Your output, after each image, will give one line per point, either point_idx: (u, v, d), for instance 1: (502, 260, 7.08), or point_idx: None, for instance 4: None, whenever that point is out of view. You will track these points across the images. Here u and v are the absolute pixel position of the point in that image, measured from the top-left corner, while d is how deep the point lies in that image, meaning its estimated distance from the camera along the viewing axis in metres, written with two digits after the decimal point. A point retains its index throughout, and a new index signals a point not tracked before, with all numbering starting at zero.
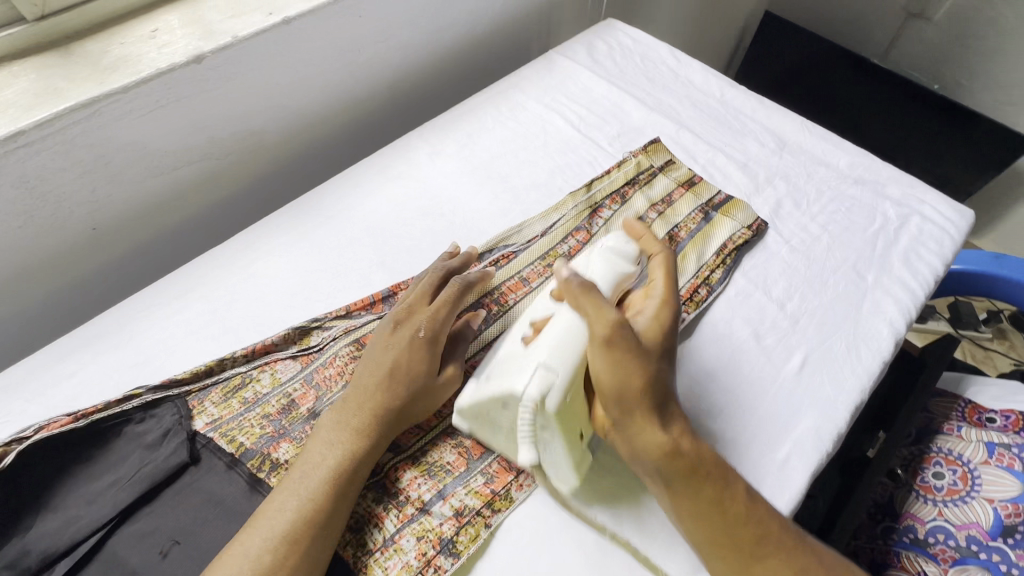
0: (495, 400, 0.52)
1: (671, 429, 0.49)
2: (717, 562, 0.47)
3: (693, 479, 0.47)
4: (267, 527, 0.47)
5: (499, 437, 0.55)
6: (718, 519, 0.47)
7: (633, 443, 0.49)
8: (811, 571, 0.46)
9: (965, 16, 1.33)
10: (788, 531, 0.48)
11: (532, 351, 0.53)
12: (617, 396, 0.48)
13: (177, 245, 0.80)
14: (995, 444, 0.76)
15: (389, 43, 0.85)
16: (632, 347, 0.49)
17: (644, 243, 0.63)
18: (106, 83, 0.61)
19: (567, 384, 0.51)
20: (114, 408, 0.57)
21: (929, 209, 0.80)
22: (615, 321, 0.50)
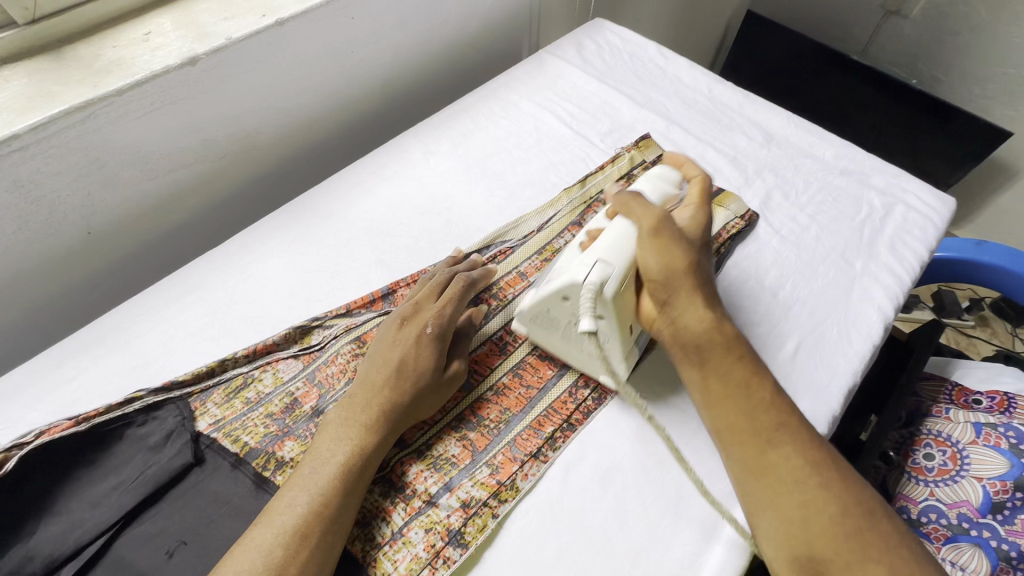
0: (556, 293, 0.58)
1: (712, 311, 0.55)
2: (735, 447, 0.50)
3: (725, 358, 0.53)
4: (277, 524, 0.47)
5: (556, 333, 0.62)
6: (740, 397, 0.51)
7: (677, 321, 0.55)
8: (821, 463, 0.48)
9: (940, 12, 1.37)
10: (805, 428, 0.50)
11: (589, 251, 0.58)
12: (665, 277, 0.55)
13: (172, 248, 0.80)
14: (982, 424, 0.78)
15: (382, 44, 0.85)
16: (676, 235, 0.57)
17: (685, 169, 0.69)
18: (100, 85, 0.61)
19: (622, 276, 0.56)
20: (115, 411, 0.57)
21: (913, 197, 0.82)
22: (662, 214, 0.58)
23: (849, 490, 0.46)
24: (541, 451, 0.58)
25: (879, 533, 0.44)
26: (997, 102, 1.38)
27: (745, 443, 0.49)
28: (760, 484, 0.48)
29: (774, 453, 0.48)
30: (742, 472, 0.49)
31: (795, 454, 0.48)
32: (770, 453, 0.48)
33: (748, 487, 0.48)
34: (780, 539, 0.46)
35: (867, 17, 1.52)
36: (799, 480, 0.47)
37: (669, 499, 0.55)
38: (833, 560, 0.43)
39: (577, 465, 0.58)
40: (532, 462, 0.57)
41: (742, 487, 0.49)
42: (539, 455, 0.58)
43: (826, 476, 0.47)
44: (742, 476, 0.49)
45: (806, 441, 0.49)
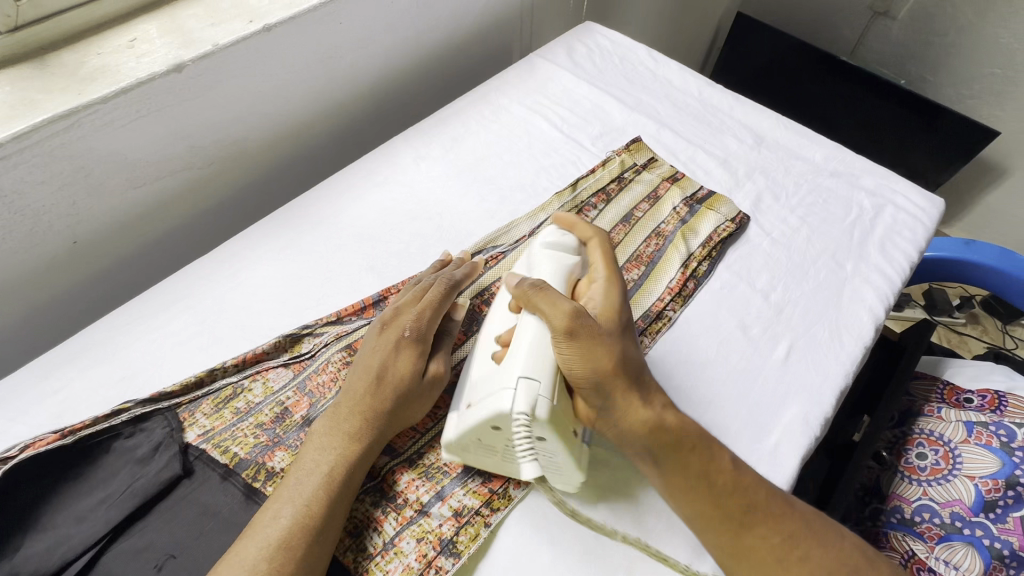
0: (484, 425, 0.51)
1: (650, 403, 0.51)
2: (710, 536, 0.49)
3: (680, 453, 0.50)
4: (263, 535, 0.47)
5: (492, 457, 0.54)
6: (707, 489, 0.49)
7: (619, 422, 0.51)
8: (796, 534, 0.48)
9: (927, 13, 1.38)
10: (774, 500, 0.50)
11: (509, 367, 0.51)
12: (596, 380, 0.50)
13: (161, 256, 0.79)
14: (973, 423, 0.78)
15: (371, 49, 0.85)
16: (593, 331, 0.51)
17: (578, 231, 0.65)
18: (85, 93, 0.60)
19: (552, 388, 0.50)
20: (102, 423, 0.56)
21: (901, 198, 0.83)
22: (575, 309, 0.52)
23: (829, 553, 0.48)
24: None
25: None
26: (984, 102, 1.39)
27: (721, 535, 0.48)
28: (746, 570, 0.48)
29: (751, 539, 0.48)
30: (725, 561, 0.49)
31: (771, 531, 0.48)
32: (747, 538, 0.48)
33: (734, 574, 0.48)
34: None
35: (855, 19, 1.54)
36: (781, 557, 0.47)
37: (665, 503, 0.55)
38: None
39: None
40: None
41: (729, 572, 0.49)
42: None
43: (805, 546, 0.48)
44: (725, 563, 0.49)
45: (779, 515, 0.49)
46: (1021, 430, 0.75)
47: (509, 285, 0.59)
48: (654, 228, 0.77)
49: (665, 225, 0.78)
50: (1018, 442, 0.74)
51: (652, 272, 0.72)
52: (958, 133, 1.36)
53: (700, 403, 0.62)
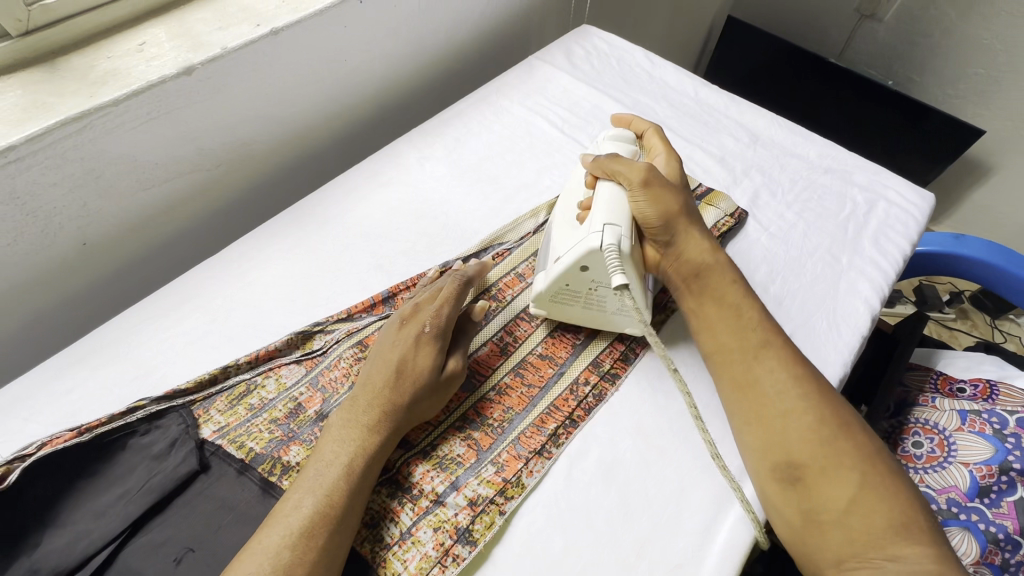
0: (575, 265, 0.61)
1: (706, 241, 0.64)
2: (723, 367, 0.58)
3: (720, 283, 0.62)
4: (284, 525, 0.47)
5: (576, 303, 0.65)
6: (733, 323, 0.59)
7: (679, 256, 0.64)
8: (806, 374, 0.55)
9: (912, 16, 1.43)
10: (792, 351, 0.57)
11: (592, 220, 0.61)
12: (663, 220, 0.63)
13: (169, 258, 0.80)
14: (967, 411, 0.81)
15: (374, 53, 0.86)
16: (662, 183, 0.64)
17: (635, 126, 0.78)
18: (96, 96, 0.61)
19: (630, 231, 0.61)
20: (117, 420, 0.56)
21: (893, 193, 0.85)
22: (647, 167, 0.64)
23: (828, 404, 0.53)
24: (545, 447, 0.59)
25: (849, 440, 0.51)
26: (969, 102, 1.43)
27: (736, 363, 0.57)
28: (747, 399, 0.55)
29: (761, 370, 0.56)
30: (731, 391, 0.57)
31: (779, 369, 0.55)
32: (757, 369, 0.56)
33: (736, 403, 0.56)
34: (762, 448, 0.53)
35: (843, 21, 1.58)
36: (778, 393, 0.54)
37: (672, 490, 0.57)
38: (811, 464, 0.50)
39: (580, 461, 0.59)
40: (536, 459, 0.58)
41: (733, 404, 0.57)
42: (543, 452, 0.59)
43: (806, 391, 0.54)
44: (731, 393, 0.57)
45: (790, 360, 0.56)
46: (1012, 417, 0.78)
47: (585, 161, 0.70)
48: None
49: None
50: (1010, 428, 0.77)
51: None
52: (944, 132, 1.40)
53: (706, 393, 0.64)
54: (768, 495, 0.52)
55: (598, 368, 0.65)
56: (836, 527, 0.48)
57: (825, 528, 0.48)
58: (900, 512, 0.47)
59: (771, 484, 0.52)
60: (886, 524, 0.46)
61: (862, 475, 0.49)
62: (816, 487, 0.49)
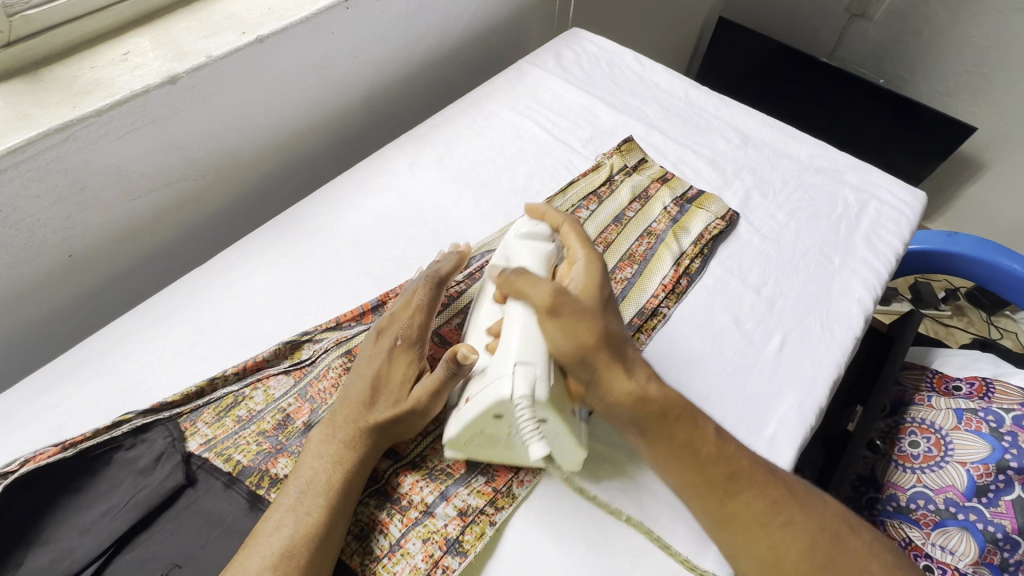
0: (485, 414, 0.51)
1: (635, 375, 0.53)
2: (695, 504, 0.52)
3: (666, 425, 0.53)
4: (266, 544, 0.47)
5: (496, 446, 0.55)
6: (693, 462, 0.52)
7: (606, 398, 0.53)
8: (781, 500, 0.51)
9: (903, 15, 1.44)
10: (758, 468, 0.53)
11: (503, 356, 0.52)
12: (579, 358, 0.52)
13: (158, 267, 0.79)
14: (963, 410, 0.81)
15: (362, 59, 0.86)
16: (574, 307, 0.53)
17: (548, 220, 0.66)
18: (80, 106, 0.61)
19: (547, 369, 0.51)
20: (103, 434, 0.56)
21: (884, 192, 0.85)
22: (555, 288, 0.54)
23: (814, 520, 0.51)
24: None
25: (844, 551, 0.50)
26: (960, 99, 1.44)
27: (708, 502, 0.52)
28: (732, 537, 0.51)
29: (736, 505, 0.51)
30: (711, 527, 0.52)
31: (753, 500, 0.51)
32: (732, 504, 0.51)
33: (719, 538, 0.52)
34: None
35: (834, 21, 1.58)
36: (762, 526, 0.50)
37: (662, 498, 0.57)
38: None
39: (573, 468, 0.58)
40: (527, 469, 0.58)
41: (715, 538, 0.52)
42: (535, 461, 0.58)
43: (788, 514, 0.51)
44: (711, 527, 0.52)
45: (761, 484, 0.52)
46: (1008, 416, 0.78)
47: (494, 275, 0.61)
48: (647, 228, 0.79)
49: (657, 225, 0.79)
50: (1006, 427, 0.77)
51: (645, 270, 0.74)
52: (934, 131, 1.41)
53: (698, 395, 0.63)
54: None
55: None
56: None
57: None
58: None
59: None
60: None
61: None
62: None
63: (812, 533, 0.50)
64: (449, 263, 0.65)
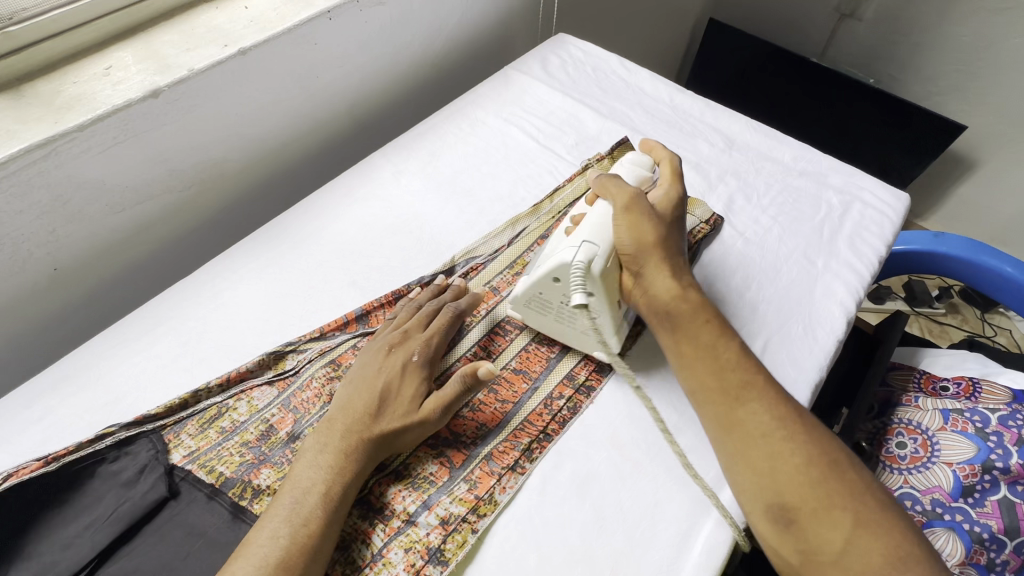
0: (546, 276, 0.61)
1: (679, 280, 0.61)
2: (707, 406, 0.56)
3: (692, 325, 0.59)
4: (259, 555, 0.47)
5: (547, 315, 0.65)
6: (710, 364, 0.57)
7: (648, 292, 0.61)
8: (788, 416, 0.53)
9: (891, 14, 1.45)
10: (771, 387, 0.55)
11: (574, 234, 0.62)
12: (636, 251, 0.61)
13: (145, 278, 0.79)
14: (949, 410, 0.82)
15: (346, 69, 0.87)
16: (646, 211, 0.62)
17: (655, 154, 0.73)
18: (61, 122, 0.61)
19: (607, 254, 0.60)
20: (86, 448, 0.56)
21: (868, 194, 0.85)
22: (636, 193, 0.63)
23: (815, 442, 0.51)
24: (519, 463, 0.59)
25: (839, 476, 0.50)
26: (950, 98, 1.45)
27: (718, 403, 0.55)
28: (733, 441, 0.53)
29: (744, 413, 0.53)
30: (716, 429, 0.54)
31: (762, 411, 0.53)
32: (740, 412, 0.53)
33: (722, 443, 0.54)
34: (752, 490, 0.51)
35: (823, 21, 1.59)
36: (763, 434, 0.52)
37: (642, 501, 0.57)
38: (802, 506, 0.49)
39: (554, 475, 0.59)
40: (509, 475, 0.58)
41: (718, 444, 0.54)
42: (517, 467, 0.59)
43: (791, 430, 0.52)
44: (716, 431, 0.54)
45: (772, 399, 0.54)
46: (994, 415, 0.79)
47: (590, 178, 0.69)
48: None
49: None
50: (991, 426, 0.78)
51: None
52: (922, 130, 1.42)
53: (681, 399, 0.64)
54: (762, 533, 0.51)
55: (573, 381, 0.65)
56: (833, 568, 0.47)
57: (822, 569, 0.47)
58: (894, 546, 0.46)
59: (766, 525, 0.50)
60: (884, 564, 0.45)
61: (855, 513, 0.48)
62: (810, 528, 0.48)
63: (810, 454, 0.51)
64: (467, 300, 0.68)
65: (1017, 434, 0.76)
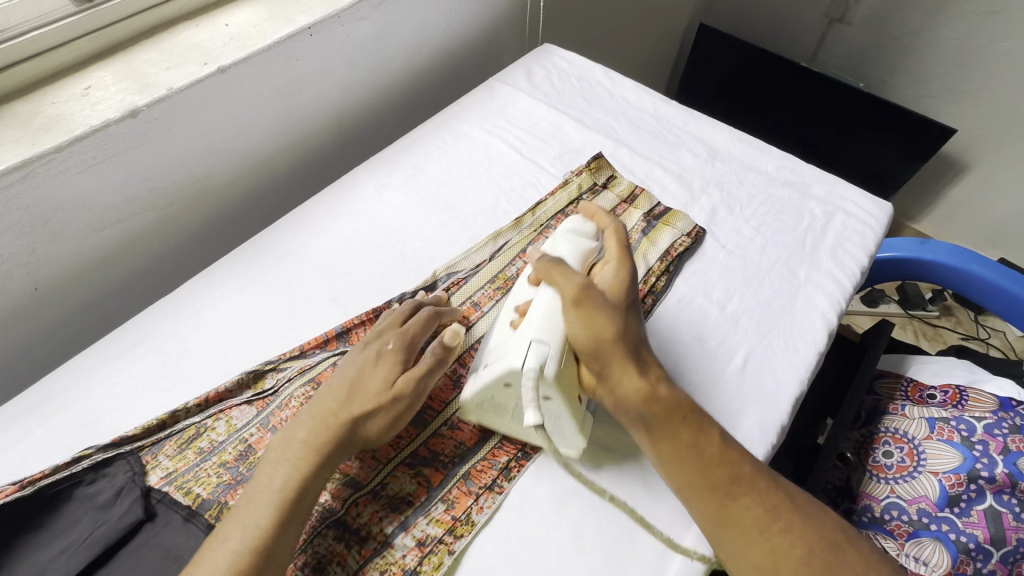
0: (497, 382, 0.56)
1: (647, 375, 0.56)
2: (697, 505, 0.53)
3: (669, 423, 0.55)
4: (212, 560, 0.47)
5: (504, 418, 0.60)
6: (695, 461, 0.53)
7: (615, 393, 0.56)
8: (779, 506, 0.52)
9: (879, 19, 1.45)
10: (759, 473, 0.53)
11: (523, 330, 0.58)
12: (595, 348, 0.56)
13: (128, 296, 0.80)
14: (935, 419, 0.81)
15: (329, 83, 0.87)
16: (597, 302, 0.57)
17: (597, 220, 0.70)
18: (38, 143, 0.61)
19: (559, 350, 0.56)
20: (63, 471, 0.56)
21: (851, 204, 0.85)
22: (583, 283, 0.58)
23: (810, 527, 0.51)
24: (496, 482, 0.59)
25: (841, 563, 0.49)
26: (940, 101, 1.46)
27: (708, 501, 0.52)
28: (730, 539, 0.51)
29: (736, 508, 0.51)
30: (711, 528, 0.52)
31: (752, 503, 0.51)
32: (731, 507, 0.52)
33: (719, 542, 0.51)
34: None
35: (812, 26, 1.59)
36: (759, 530, 0.50)
37: (619, 519, 0.57)
38: None
39: (532, 494, 0.59)
40: (487, 495, 0.58)
41: (715, 541, 0.52)
42: (494, 487, 0.59)
43: (785, 519, 0.51)
44: (711, 530, 0.52)
45: (761, 489, 0.52)
46: (979, 424, 0.79)
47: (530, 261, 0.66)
48: None
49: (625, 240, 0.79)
50: (977, 435, 0.78)
51: None
52: (912, 135, 1.42)
53: None
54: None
55: None
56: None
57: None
58: None
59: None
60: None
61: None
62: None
63: (808, 543, 0.50)
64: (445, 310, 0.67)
65: (1003, 443, 0.76)
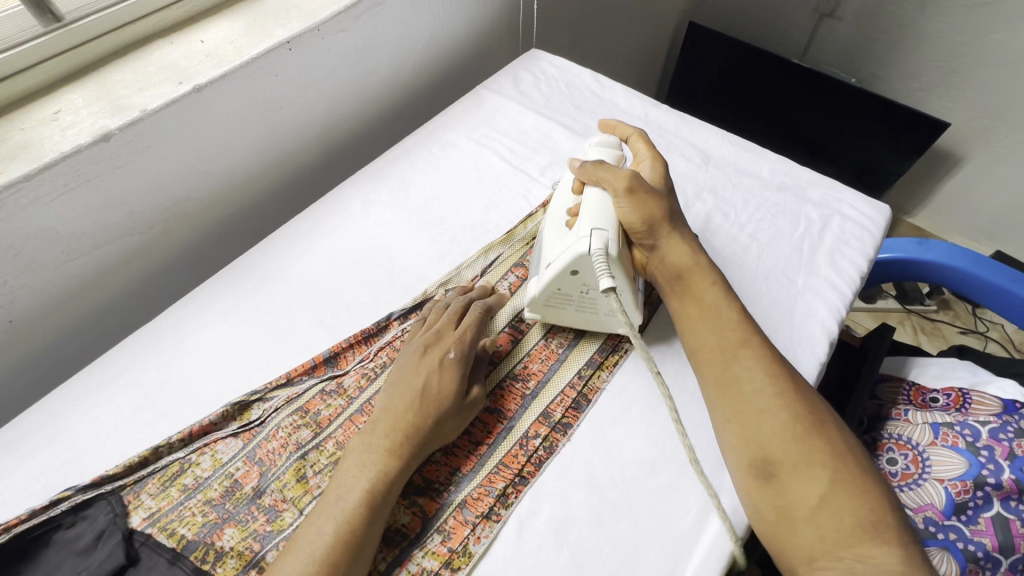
0: (566, 271, 0.63)
1: (689, 243, 0.65)
2: (705, 365, 0.59)
3: (700, 285, 0.63)
4: (307, 551, 0.49)
5: (570, 306, 0.67)
6: (711, 325, 0.60)
7: (663, 260, 0.65)
8: (783, 374, 0.56)
9: (870, 13, 1.43)
10: (768, 348, 0.58)
11: (579, 227, 0.64)
12: (648, 225, 0.64)
13: (110, 323, 0.77)
14: (939, 424, 0.80)
15: (311, 98, 0.85)
16: (646, 188, 0.65)
17: (620, 131, 0.79)
18: (6, 172, 0.59)
19: (617, 236, 0.63)
20: (41, 515, 0.53)
21: (848, 207, 0.84)
22: (631, 174, 0.65)
23: (805, 402, 0.54)
24: (493, 510, 0.57)
25: (822, 435, 0.52)
26: (933, 95, 1.44)
27: (716, 360, 0.58)
28: (727, 395, 0.56)
29: (739, 367, 0.57)
30: (712, 386, 0.58)
31: (755, 366, 0.56)
32: (735, 366, 0.57)
33: (716, 397, 0.57)
34: (740, 446, 0.54)
35: (803, 22, 1.57)
36: (757, 390, 0.55)
37: (620, 546, 0.55)
38: (784, 461, 0.51)
39: (531, 521, 0.57)
40: (483, 524, 0.56)
41: (713, 400, 0.57)
42: (491, 515, 0.57)
43: (783, 389, 0.55)
44: (712, 388, 0.58)
45: (767, 357, 0.57)
46: (984, 428, 0.77)
47: (573, 166, 0.71)
48: None
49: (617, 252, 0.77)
50: (982, 440, 0.76)
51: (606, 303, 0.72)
52: (908, 130, 1.40)
53: (661, 432, 0.63)
54: (744, 487, 0.54)
55: (549, 419, 0.63)
56: (807, 524, 0.49)
57: (797, 524, 0.50)
58: (872, 511, 0.48)
59: (748, 479, 0.53)
60: (856, 525, 0.48)
61: (835, 473, 0.50)
62: (791, 484, 0.51)
63: (797, 413, 0.54)
64: (492, 298, 0.71)
65: (1009, 448, 0.74)
